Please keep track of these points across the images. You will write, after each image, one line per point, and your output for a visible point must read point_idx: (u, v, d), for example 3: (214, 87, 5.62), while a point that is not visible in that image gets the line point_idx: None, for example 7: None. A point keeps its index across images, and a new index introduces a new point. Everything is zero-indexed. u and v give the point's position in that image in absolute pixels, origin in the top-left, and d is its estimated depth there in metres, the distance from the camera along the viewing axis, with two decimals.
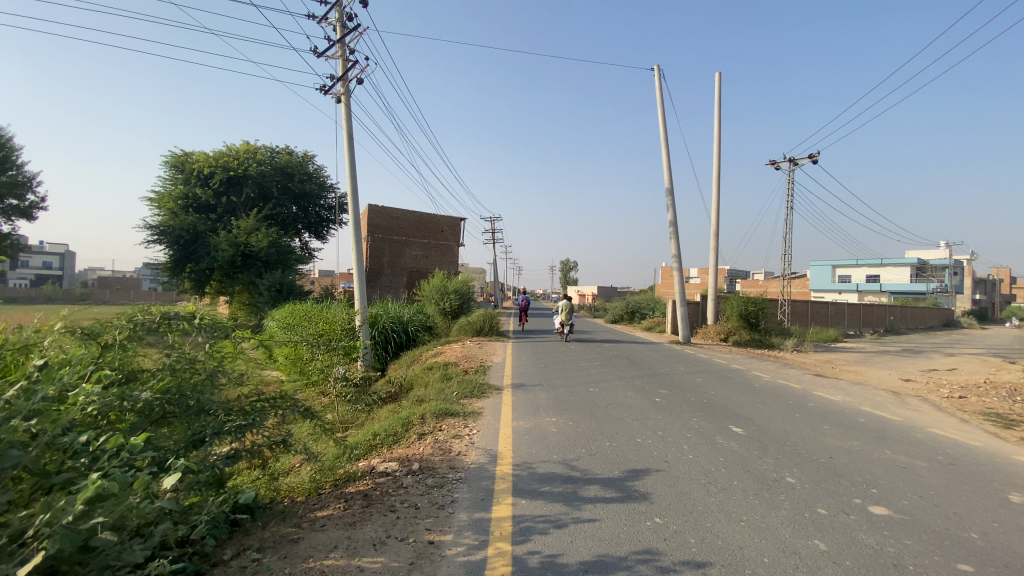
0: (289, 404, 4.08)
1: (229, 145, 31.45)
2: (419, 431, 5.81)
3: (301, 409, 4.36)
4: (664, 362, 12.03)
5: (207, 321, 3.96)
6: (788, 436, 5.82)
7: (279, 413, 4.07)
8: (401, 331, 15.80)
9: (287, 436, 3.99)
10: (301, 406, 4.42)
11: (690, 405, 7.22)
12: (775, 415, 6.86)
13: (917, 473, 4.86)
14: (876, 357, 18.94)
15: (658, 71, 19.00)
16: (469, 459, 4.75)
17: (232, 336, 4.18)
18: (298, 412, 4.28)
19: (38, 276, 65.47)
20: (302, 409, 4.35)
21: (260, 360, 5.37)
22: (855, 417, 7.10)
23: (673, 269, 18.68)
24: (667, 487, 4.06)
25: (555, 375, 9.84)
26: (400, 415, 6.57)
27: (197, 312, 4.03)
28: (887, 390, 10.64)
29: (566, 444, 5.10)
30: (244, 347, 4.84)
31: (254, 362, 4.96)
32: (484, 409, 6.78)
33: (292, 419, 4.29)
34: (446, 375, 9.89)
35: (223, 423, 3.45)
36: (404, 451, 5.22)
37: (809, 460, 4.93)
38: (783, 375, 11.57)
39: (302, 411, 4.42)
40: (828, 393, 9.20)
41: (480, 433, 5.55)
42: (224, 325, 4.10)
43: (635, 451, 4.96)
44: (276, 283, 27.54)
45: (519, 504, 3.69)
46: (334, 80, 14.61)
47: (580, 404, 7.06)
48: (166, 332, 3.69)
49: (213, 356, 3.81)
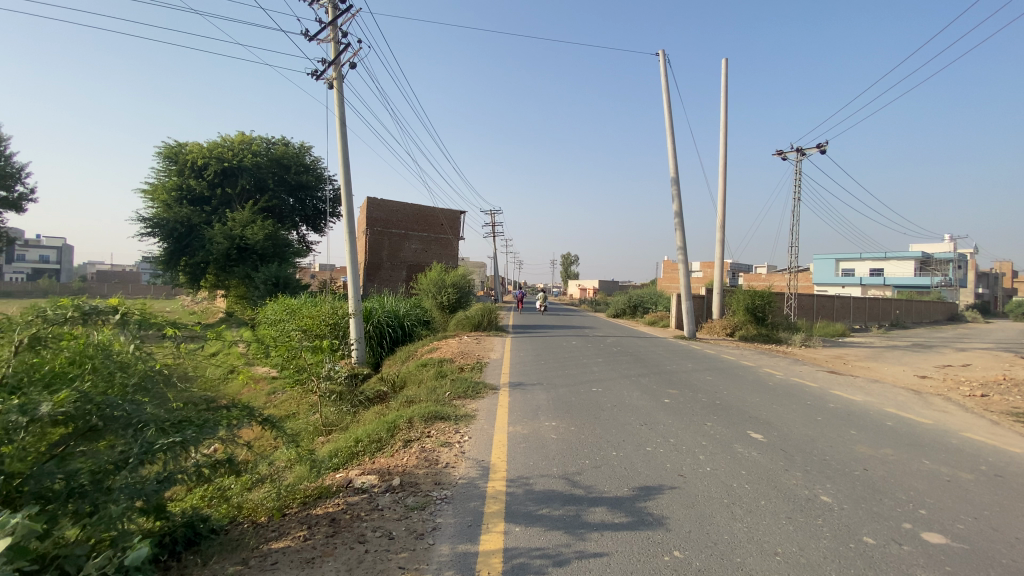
0: (249, 410, 3.53)
1: (223, 136, 30.79)
2: (405, 438, 5.25)
3: (263, 418, 3.82)
4: (670, 359, 11.44)
5: (134, 317, 3.42)
6: (813, 442, 5.26)
7: (230, 424, 3.47)
8: (396, 326, 15.24)
9: (235, 454, 3.41)
10: (260, 414, 3.83)
11: (703, 407, 6.64)
12: (795, 418, 6.30)
13: (966, 487, 4.29)
14: (888, 352, 18.33)
15: (664, 56, 18.39)
16: (457, 473, 4.15)
17: (167, 331, 3.67)
18: (260, 420, 3.74)
19: (36, 271, 65.16)
20: (263, 417, 3.79)
21: (225, 356, 4.81)
22: (882, 420, 6.52)
23: (679, 261, 18.09)
24: (685, 510, 3.50)
25: (555, 373, 9.26)
26: (386, 419, 6.00)
27: (123, 304, 3.50)
28: (907, 389, 10.05)
29: (567, 454, 4.55)
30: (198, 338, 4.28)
31: (210, 357, 4.41)
32: (478, 412, 6.21)
33: (251, 429, 3.76)
34: (440, 373, 9.31)
35: (155, 440, 2.94)
36: (386, 462, 4.65)
37: (841, 474, 4.37)
38: (794, 372, 10.97)
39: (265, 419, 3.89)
40: (847, 393, 8.61)
41: (472, 441, 4.99)
42: (155, 318, 3.58)
43: (646, 463, 4.40)
44: (272, 275, 27.04)
45: (512, 533, 3.12)
46: (326, 64, 14.00)
47: (583, 406, 6.48)
48: (82, 327, 3.22)
49: (136, 358, 3.32)
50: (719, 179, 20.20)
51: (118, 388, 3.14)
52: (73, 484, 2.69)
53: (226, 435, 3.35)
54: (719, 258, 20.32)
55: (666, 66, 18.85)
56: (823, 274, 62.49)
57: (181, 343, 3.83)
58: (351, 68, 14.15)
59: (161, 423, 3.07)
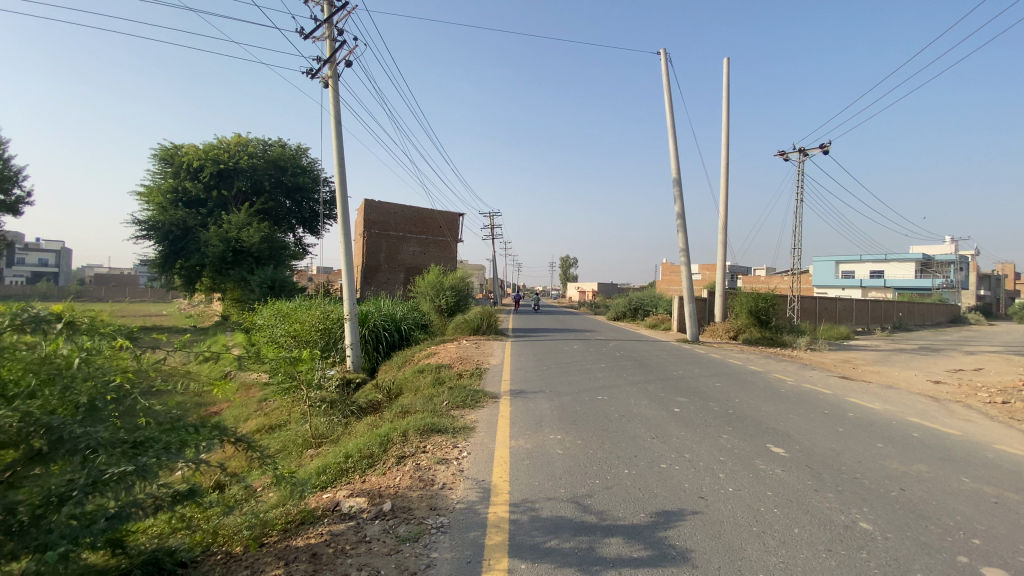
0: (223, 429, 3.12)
1: (219, 137, 30.40)
2: (399, 453, 4.84)
3: (238, 438, 3.39)
4: (675, 364, 11.06)
5: (84, 326, 3.00)
6: (840, 457, 4.88)
7: (199, 444, 3.03)
8: (392, 330, 14.85)
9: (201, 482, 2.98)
10: (233, 432, 3.39)
11: (716, 417, 6.24)
12: (815, 429, 5.92)
13: (1015, 509, 3.91)
14: (896, 356, 17.95)
15: (665, 55, 18.10)
16: (455, 496, 3.75)
17: (124, 341, 3.25)
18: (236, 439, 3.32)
19: (35, 274, 64.30)
20: (237, 436, 3.36)
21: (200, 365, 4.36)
22: (907, 431, 6.14)
23: (682, 262, 17.72)
24: (712, 541, 3.11)
25: (558, 379, 8.88)
26: (378, 431, 5.59)
27: (73, 311, 3.08)
28: (924, 396, 9.67)
29: (574, 473, 4.16)
30: (165, 345, 3.84)
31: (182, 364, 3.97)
32: (478, 423, 5.83)
33: (223, 449, 3.34)
34: (437, 380, 8.90)
35: (106, 467, 2.51)
36: (377, 482, 4.25)
37: (877, 496, 4.00)
38: (805, 377, 10.59)
39: (240, 437, 3.47)
40: (863, 400, 8.23)
41: (470, 457, 4.60)
42: (108, 329, 3.16)
43: (661, 482, 4.02)
44: (268, 278, 26.54)
45: (517, 571, 2.74)
46: (321, 62, 13.65)
47: (589, 416, 6.09)
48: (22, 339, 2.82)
49: (86, 371, 2.90)
50: (722, 178, 19.86)
51: (69, 410, 2.72)
52: (12, 521, 2.34)
53: (193, 458, 2.92)
54: (721, 259, 19.98)
55: (668, 64, 18.49)
56: (823, 276, 62.25)
57: (142, 354, 3.40)
58: (348, 66, 13.78)
59: (118, 447, 2.65)
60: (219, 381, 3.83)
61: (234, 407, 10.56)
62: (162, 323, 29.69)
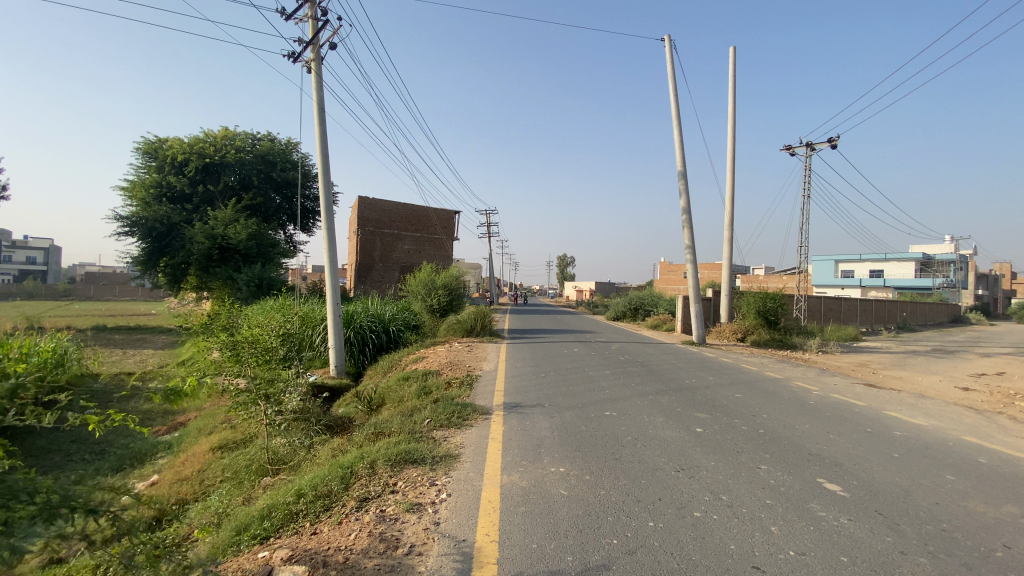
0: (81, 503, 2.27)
1: (206, 131, 29.34)
2: (363, 494, 3.85)
3: (106, 510, 2.51)
4: (686, 371, 10.07)
5: None
6: (913, 500, 3.90)
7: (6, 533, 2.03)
8: (380, 331, 13.83)
9: None
10: (89, 504, 2.35)
11: (747, 440, 5.26)
12: (867, 455, 4.95)
13: None
14: (912, 359, 17.01)
15: (668, 41, 17.18)
16: (424, 569, 2.76)
17: None
18: (103, 515, 2.39)
19: (22, 272, 62.78)
20: (93, 505, 2.36)
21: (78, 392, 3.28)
22: (971, 457, 5.18)
23: (688, 260, 16.77)
24: None
25: (559, 390, 7.89)
26: (342, 460, 4.59)
27: None
28: (960, 406, 8.75)
29: (581, 528, 3.20)
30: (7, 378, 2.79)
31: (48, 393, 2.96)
32: (464, 449, 4.85)
33: (73, 527, 2.34)
34: (422, 391, 7.86)
35: None
36: (325, 539, 3.23)
37: (982, 560, 3.04)
38: (829, 385, 9.61)
39: (113, 507, 2.55)
40: (904, 414, 7.25)
41: (452, 500, 3.67)
42: None
43: (698, 543, 3.05)
44: (256, 277, 25.18)
45: None
46: (303, 43, 12.66)
47: (598, 439, 5.12)
48: None
49: None
50: (728, 173, 18.90)
51: None
52: None
53: None
54: (727, 257, 19.02)
55: (671, 53, 17.50)
56: (822, 275, 61.59)
57: None
58: (331, 49, 12.77)
59: None
60: (118, 415, 2.91)
61: (200, 419, 9.51)
62: (145, 323, 28.66)
